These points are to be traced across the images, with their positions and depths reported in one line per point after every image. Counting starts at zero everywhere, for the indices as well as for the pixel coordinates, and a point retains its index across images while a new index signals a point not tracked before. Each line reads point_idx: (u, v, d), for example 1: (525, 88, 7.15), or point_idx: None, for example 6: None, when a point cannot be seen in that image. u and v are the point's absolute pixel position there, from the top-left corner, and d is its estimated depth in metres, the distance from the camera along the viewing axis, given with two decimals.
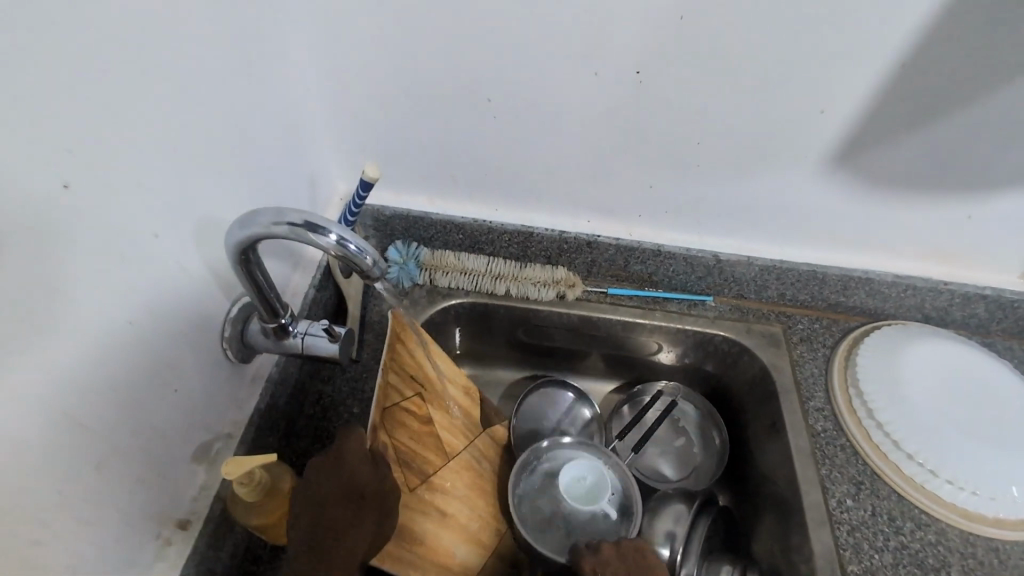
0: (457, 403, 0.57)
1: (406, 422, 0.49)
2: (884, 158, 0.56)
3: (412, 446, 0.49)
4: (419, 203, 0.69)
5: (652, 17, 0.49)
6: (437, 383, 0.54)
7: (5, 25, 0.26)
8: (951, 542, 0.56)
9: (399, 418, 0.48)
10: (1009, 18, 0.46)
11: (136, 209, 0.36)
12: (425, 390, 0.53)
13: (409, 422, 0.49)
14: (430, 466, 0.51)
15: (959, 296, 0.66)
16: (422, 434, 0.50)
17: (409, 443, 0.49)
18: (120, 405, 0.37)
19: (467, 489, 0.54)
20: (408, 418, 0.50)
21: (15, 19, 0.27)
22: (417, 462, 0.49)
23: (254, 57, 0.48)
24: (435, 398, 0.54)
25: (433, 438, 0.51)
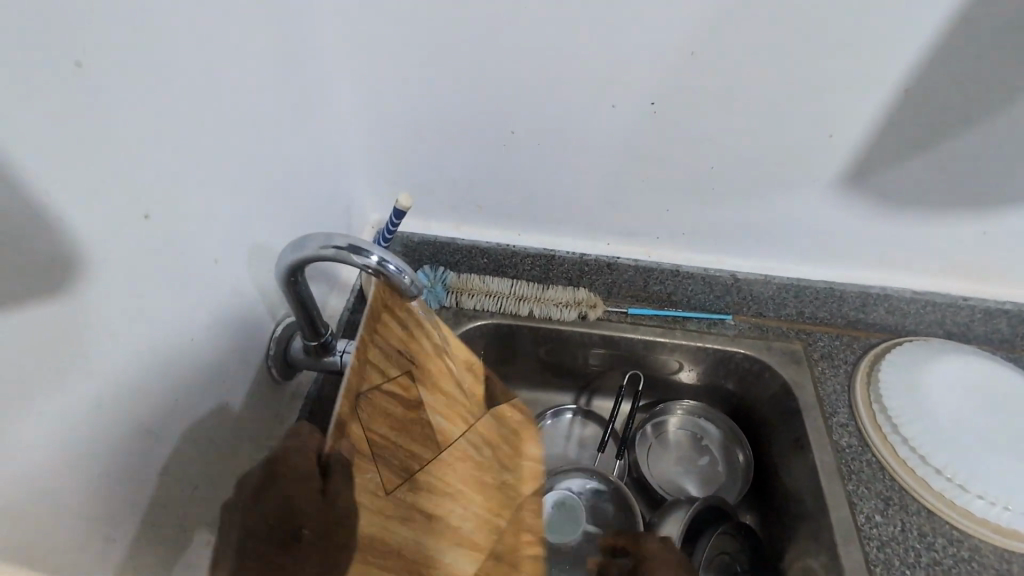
0: (455, 383, 0.45)
1: (390, 408, 0.39)
2: (895, 177, 0.58)
3: (396, 439, 0.38)
4: (445, 229, 0.72)
5: (665, 52, 0.53)
6: (433, 360, 0.44)
7: (112, 76, 0.31)
8: (986, 559, 0.56)
9: (378, 405, 0.38)
10: (1008, 42, 0.48)
11: (200, 236, 0.40)
12: (417, 370, 0.42)
13: (389, 408, 0.39)
14: (420, 460, 0.39)
15: (979, 311, 0.67)
16: (410, 423, 0.40)
17: (388, 432, 0.38)
18: (182, 415, 0.40)
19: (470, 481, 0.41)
20: (389, 403, 0.39)
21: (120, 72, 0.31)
22: (398, 456, 0.38)
23: (301, 99, 0.53)
24: (432, 379, 0.43)
25: (425, 425, 0.41)
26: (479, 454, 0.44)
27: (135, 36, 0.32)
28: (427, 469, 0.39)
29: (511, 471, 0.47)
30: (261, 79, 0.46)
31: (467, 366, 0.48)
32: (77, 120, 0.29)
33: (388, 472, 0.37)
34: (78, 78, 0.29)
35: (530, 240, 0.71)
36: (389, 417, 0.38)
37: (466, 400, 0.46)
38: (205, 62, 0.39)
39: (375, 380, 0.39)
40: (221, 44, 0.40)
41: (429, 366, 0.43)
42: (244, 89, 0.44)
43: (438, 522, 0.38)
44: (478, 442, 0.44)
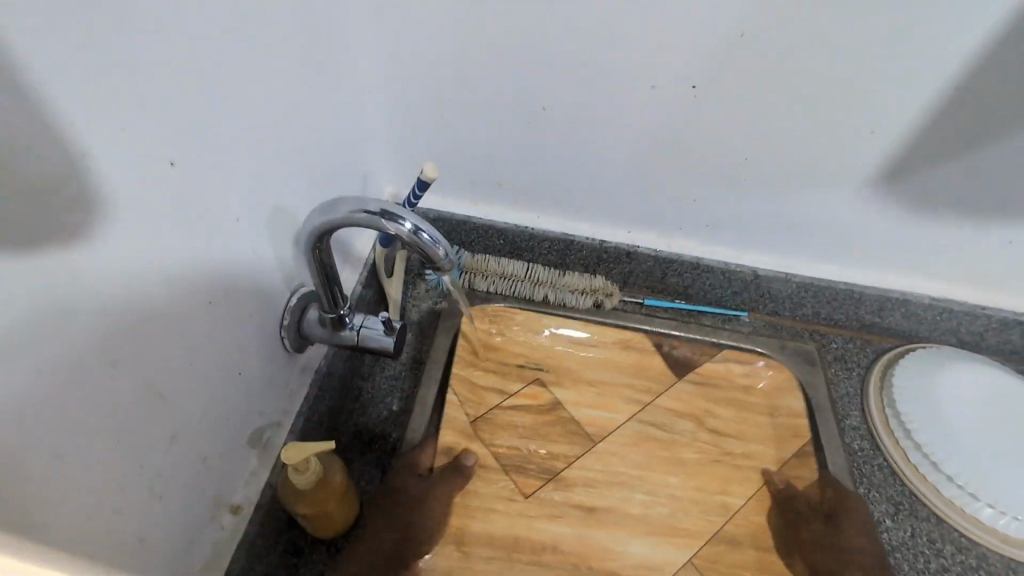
0: (596, 375, 0.68)
1: (520, 421, 0.64)
2: (932, 181, 0.57)
3: (527, 446, 0.63)
4: (462, 207, 0.70)
5: (709, 35, 0.51)
6: (559, 371, 0.68)
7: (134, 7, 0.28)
8: (993, 568, 0.57)
9: (501, 421, 0.64)
10: None
11: (221, 193, 0.38)
12: (543, 380, 0.67)
13: (517, 418, 0.64)
14: (556, 460, 0.62)
15: (996, 321, 0.67)
16: (541, 428, 0.64)
17: (520, 442, 0.63)
18: (195, 380, 0.38)
19: (647, 467, 0.62)
20: (516, 416, 0.65)
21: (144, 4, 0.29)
22: (532, 463, 0.62)
23: (326, 55, 0.50)
24: (558, 383, 0.67)
25: (552, 427, 0.64)
26: (666, 434, 0.64)
27: None
28: (565, 467, 0.62)
29: (718, 443, 0.64)
30: (287, 27, 0.42)
31: (607, 356, 0.69)
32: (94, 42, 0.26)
33: (524, 478, 0.61)
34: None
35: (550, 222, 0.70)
36: (515, 428, 0.64)
37: (626, 382, 0.68)
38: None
39: (492, 403, 0.65)
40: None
41: (565, 371, 0.68)
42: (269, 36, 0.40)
43: (601, 512, 0.59)
44: (652, 422, 0.65)
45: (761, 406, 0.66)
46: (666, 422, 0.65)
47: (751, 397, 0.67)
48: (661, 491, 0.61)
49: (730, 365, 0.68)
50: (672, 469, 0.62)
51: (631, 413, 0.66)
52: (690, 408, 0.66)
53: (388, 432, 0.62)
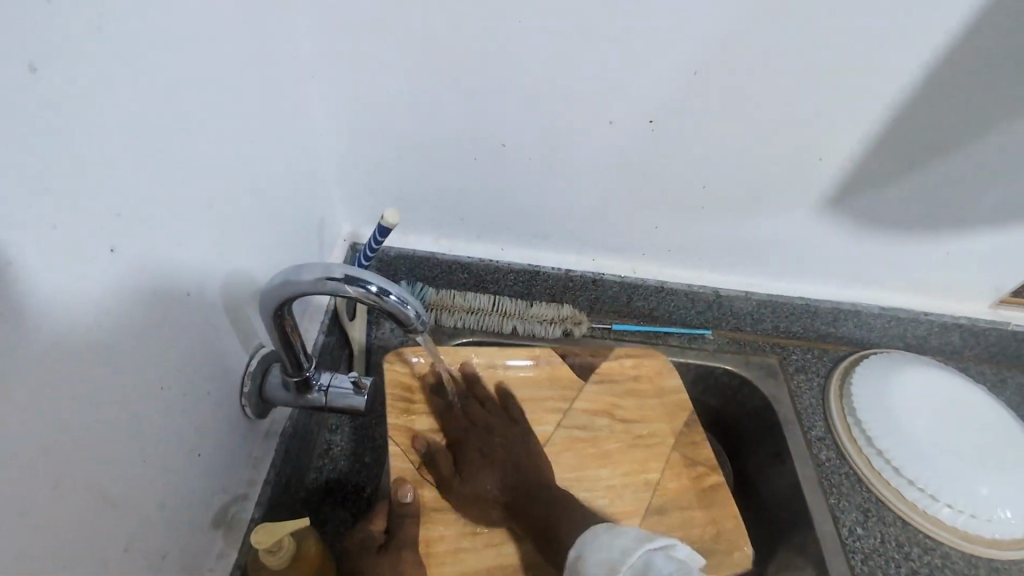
0: (523, 390, 0.60)
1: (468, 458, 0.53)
2: (879, 202, 0.59)
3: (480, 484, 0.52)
4: (423, 243, 0.67)
5: (664, 71, 0.50)
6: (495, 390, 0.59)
7: (57, 97, 0.25)
8: (956, 565, 0.60)
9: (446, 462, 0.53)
10: (1001, 72, 0.48)
11: (167, 270, 0.35)
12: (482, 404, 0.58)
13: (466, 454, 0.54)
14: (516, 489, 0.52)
15: (938, 325, 0.71)
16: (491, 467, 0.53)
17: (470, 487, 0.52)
18: (148, 475, 0.35)
19: (581, 466, 0.56)
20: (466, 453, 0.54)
21: (68, 90, 0.26)
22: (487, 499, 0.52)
23: (268, 100, 0.46)
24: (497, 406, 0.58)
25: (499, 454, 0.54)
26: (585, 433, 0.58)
27: (88, 32, 0.26)
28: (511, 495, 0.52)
29: (627, 430, 0.59)
30: (226, 78, 0.39)
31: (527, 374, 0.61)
32: (19, 139, 0.24)
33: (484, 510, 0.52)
34: (28, 83, 0.24)
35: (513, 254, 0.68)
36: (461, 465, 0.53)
37: (546, 395, 0.60)
38: (167, 61, 0.32)
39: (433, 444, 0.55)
40: (185, 38, 0.34)
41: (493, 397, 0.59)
42: (208, 92, 0.37)
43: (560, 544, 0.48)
44: (575, 426, 0.59)
45: (649, 388, 0.62)
46: (586, 424, 0.59)
47: (642, 383, 0.63)
48: (598, 485, 0.56)
49: (623, 359, 0.63)
50: (601, 461, 0.57)
51: (559, 421, 0.59)
52: (599, 405, 0.60)
53: (361, 484, 0.59)
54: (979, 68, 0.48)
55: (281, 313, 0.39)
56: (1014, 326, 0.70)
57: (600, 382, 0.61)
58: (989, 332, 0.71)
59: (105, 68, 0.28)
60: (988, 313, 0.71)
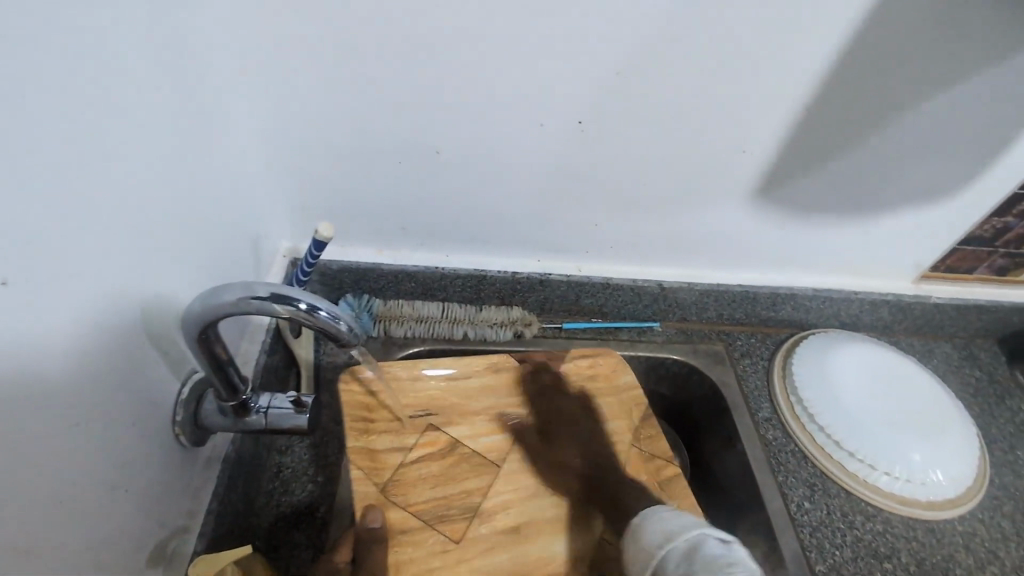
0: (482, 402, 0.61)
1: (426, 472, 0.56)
2: (801, 190, 0.62)
3: (445, 498, 0.55)
4: (367, 254, 0.67)
5: (587, 74, 0.51)
6: (451, 400, 0.61)
7: None
8: (897, 529, 0.63)
9: (408, 478, 0.55)
10: (896, 63, 0.51)
11: (75, 301, 0.34)
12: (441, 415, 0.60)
13: (423, 470, 0.56)
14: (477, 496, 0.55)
15: (868, 303, 0.74)
16: (453, 477, 0.56)
17: (434, 499, 0.55)
18: (68, 518, 0.34)
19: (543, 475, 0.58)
20: (421, 468, 0.56)
21: None
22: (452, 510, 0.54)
23: (187, 118, 0.45)
24: (453, 416, 0.60)
25: (460, 467, 0.57)
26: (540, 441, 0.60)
27: None
28: (482, 500, 0.56)
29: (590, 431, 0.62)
30: (135, 98, 0.38)
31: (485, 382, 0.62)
32: None
33: (452, 524, 0.54)
34: None
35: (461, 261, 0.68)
36: (425, 481, 0.56)
37: (506, 403, 0.61)
38: (64, 84, 0.31)
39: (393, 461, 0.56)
40: (85, 58, 0.33)
41: (452, 408, 0.60)
42: (115, 113, 0.36)
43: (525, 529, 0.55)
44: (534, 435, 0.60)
45: (607, 388, 0.65)
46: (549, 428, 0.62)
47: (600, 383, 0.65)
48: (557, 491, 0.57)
49: (577, 361, 0.66)
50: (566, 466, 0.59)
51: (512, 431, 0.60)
52: (558, 412, 0.62)
53: (315, 506, 0.58)
54: (878, 60, 0.51)
55: (207, 329, 0.37)
56: (935, 299, 0.75)
57: (556, 387, 0.64)
58: (915, 307, 0.75)
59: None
60: (912, 288, 0.75)
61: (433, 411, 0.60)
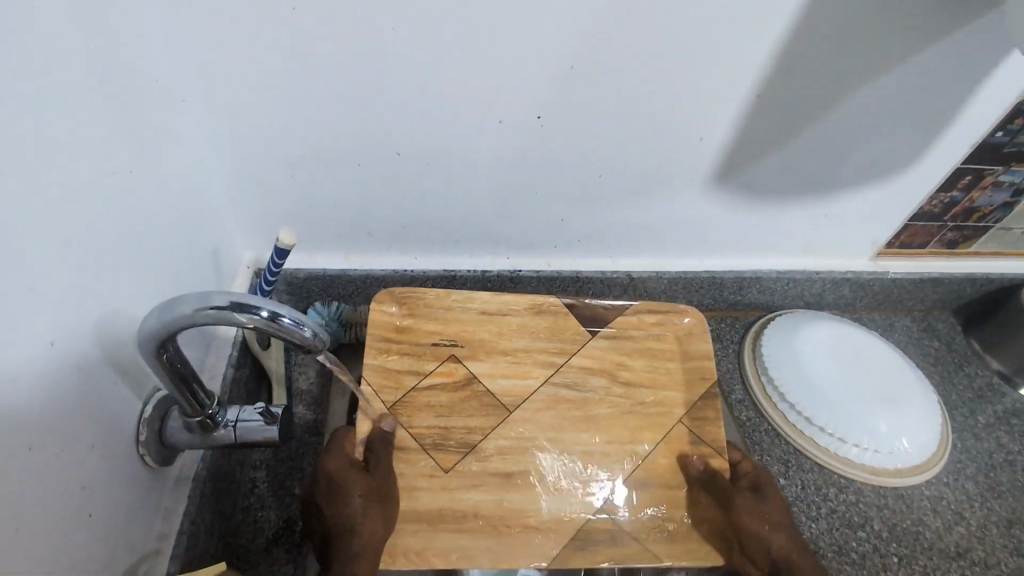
0: (513, 342, 0.62)
1: (434, 402, 0.58)
2: (758, 175, 0.64)
3: (445, 428, 0.57)
4: (333, 261, 0.66)
5: (546, 69, 0.52)
6: (475, 339, 0.62)
7: None
8: (868, 498, 0.65)
9: (417, 403, 0.58)
10: (844, 45, 0.52)
11: (26, 318, 0.32)
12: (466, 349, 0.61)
13: (433, 398, 0.58)
14: (478, 430, 0.58)
15: (829, 282, 0.77)
16: (459, 410, 0.58)
17: (436, 424, 0.57)
18: (28, 546, 0.32)
19: (561, 427, 0.59)
20: (431, 398, 0.58)
21: None
22: (451, 438, 0.57)
23: (138, 128, 0.44)
24: (473, 354, 0.61)
25: (470, 403, 0.59)
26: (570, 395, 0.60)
27: None
28: (483, 439, 0.57)
29: (630, 395, 0.61)
30: (81, 109, 0.37)
31: (522, 321, 0.63)
32: None
33: (444, 453, 0.56)
34: None
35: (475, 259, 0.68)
36: (433, 408, 0.58)
37: (539, 346, 0.62)
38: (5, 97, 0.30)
39: (408, 384, 0.58)
40: (23, 69, 0.32)
41: (480, 343, 0.61)
42: (62, 126, 0.35)
43: (518, 477, 0.56)
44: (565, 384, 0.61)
45: (672, 350, 0.64)
46: (579, 382, 0.61)
47: (666, 343, 0.64)
48: (575, 448, 0.58)
49: (643, 315, 0.65)
50: (587, 424, 0.59)
51: (546, 377, 0.61)
52: (602, 365, 0.62)
53: (293, 519, 0.57)
54: (827, 44, 0.52)
55: (146, 335, 0.35)
56: (892, 274, 0.78)
57: (614, 338, 0.64)
58: (873, 283, 0.78)
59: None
60: (869, 265, 0.77)
61: (458, 342, 0.61)
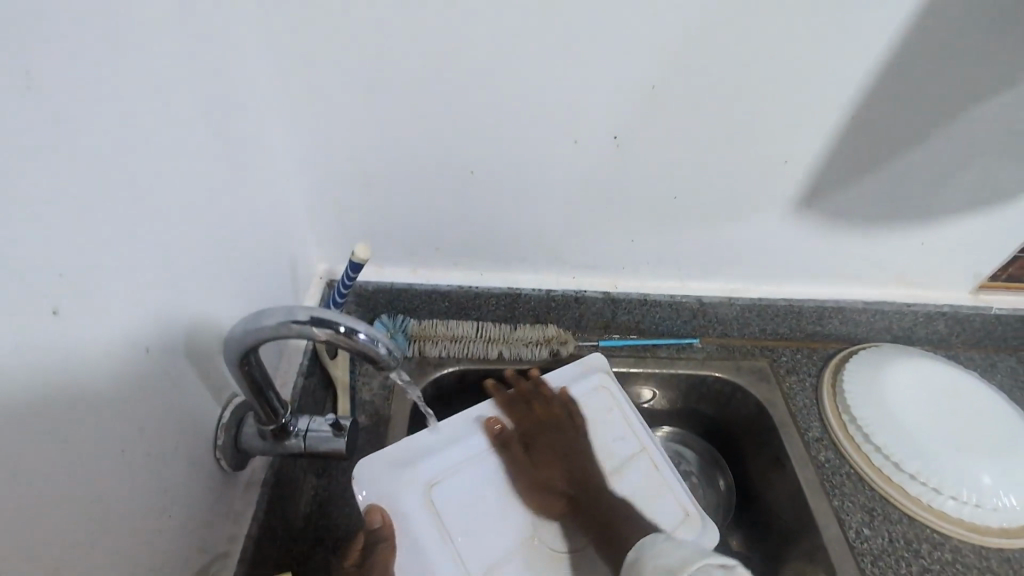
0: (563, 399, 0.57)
1: (549, 408, 0.57)
2: (846, 198, 0.59)
3: (539, 419, 0.56)
4: (401, 275, 0.67)
5: (624, 84, 0.50)
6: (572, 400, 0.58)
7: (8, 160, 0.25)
8: (968, 558, 0.58)
9: (559, 409, 0.57)
10: (953, 60, 0.48)
11: (124, 323, 0.34)
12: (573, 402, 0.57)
13: (551, 406, 0.57)
14: (535, 422, 0.56)
15: (921, 315, 0.71)
16: (544, 409, 0.57)
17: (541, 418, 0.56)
18: (117, 541, 0.34)
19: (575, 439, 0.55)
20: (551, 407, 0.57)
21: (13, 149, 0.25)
22: (535, 417, 0.56)
23: (226, 144, 0.46)
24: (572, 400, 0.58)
25: (555, 407, 0.57)
26: (561, 413, 0.57)
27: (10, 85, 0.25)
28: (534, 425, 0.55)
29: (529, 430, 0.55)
30: (178, 126, 0.39)
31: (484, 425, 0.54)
32: None
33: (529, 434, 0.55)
34: None
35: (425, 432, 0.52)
36: (548, 410, 0.57)
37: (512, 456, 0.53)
38: (118, 112, 0.32)
39: (565, 406, 0.57)
40: (132, 88, 0.34)
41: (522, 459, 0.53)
42: (161, 139, 0.37)
43: (534, 455, 0.54)
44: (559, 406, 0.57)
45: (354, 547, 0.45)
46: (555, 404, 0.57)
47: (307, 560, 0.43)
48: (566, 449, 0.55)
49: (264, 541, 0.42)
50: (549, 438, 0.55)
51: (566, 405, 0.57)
52: (534, 413, 0.56)
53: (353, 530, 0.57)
54: (932, 60, 0.48)
55: (230, 353, 0.37)
56: (995, 310, 0.71)
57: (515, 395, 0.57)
58: (973, 318, 0.71)
59: (31, 124, 0.26)
60: (968, 299, 0.71)
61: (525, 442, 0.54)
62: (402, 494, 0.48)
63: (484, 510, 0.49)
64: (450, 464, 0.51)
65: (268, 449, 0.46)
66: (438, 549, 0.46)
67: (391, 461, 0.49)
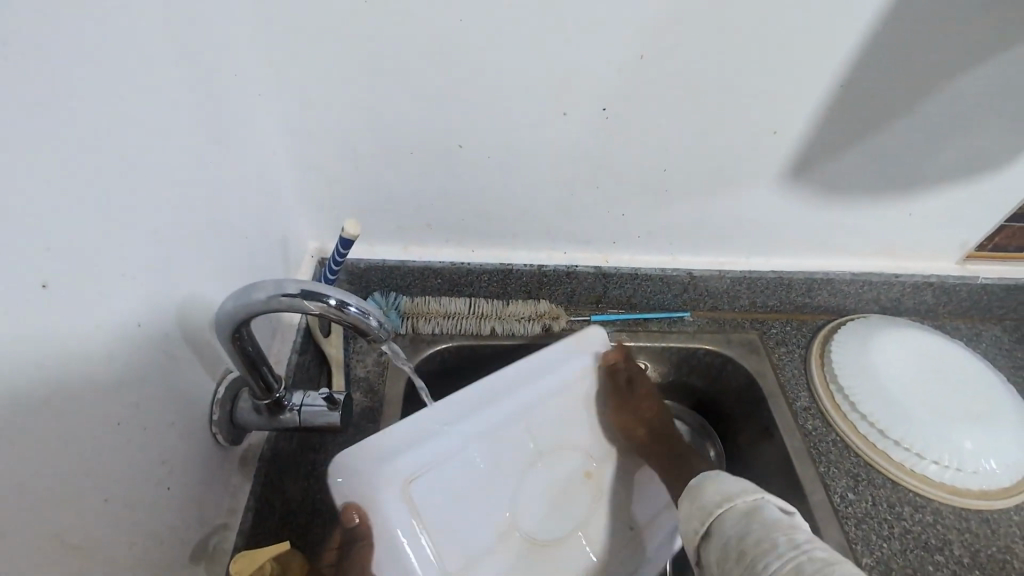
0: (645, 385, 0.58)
1: (644, 391, 0.57)
2: (834, 169, 0.60)
3: (632, 398, 0.57)
4: (393, 252, 0.67)
5: (615, 55, 0.50)
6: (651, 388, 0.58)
7: None
8: (948, 520, 0.60)
9: (643, 393, 0.57)
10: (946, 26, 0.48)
11: (116, 298, 0.34)
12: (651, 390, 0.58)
13: (641, 389, 0.57)
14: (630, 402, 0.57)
15: (909, 286, 0.71)
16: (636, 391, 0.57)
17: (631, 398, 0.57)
18: (116, 513, 0.34)
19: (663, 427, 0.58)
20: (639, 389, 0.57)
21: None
22: (628, 398, 0.57)
23: (213, 120, 0.45)
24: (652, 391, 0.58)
25: (643, 392, 0.58)
26: (649, 398, 0.58)
27: None
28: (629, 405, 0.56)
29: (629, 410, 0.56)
30: (164, 100, 0.38)
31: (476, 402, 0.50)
32: None
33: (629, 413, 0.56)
34: None
35: (431, 412, 0.48)
36: (643, 393, 0.57)
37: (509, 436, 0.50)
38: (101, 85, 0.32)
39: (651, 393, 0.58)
40: (115, 60, 0.33)
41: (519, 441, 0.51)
42: (147, 113, 0.36)
43: (633, 430, 0.56)
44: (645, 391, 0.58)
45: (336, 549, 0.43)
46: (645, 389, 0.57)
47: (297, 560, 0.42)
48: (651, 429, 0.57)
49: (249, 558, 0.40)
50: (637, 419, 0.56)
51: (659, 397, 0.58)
52: (638, 394, 0.57)
53: None
54: (923, 28, 0.48)
55: (221, 328, 0.38)
56: (982, 280, 0.72)
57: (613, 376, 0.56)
58: (960, 288, 0.72)
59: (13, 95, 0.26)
60: (955, 269, 0.72)
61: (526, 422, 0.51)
62: (384, 492, 0.44)
63: (473, 502, 0.47)
64: (440, 451, 0.46)
65: (262, 423, 0.47)
66: (417, 547, 0.44)
67: (377, 453, 0.45)
